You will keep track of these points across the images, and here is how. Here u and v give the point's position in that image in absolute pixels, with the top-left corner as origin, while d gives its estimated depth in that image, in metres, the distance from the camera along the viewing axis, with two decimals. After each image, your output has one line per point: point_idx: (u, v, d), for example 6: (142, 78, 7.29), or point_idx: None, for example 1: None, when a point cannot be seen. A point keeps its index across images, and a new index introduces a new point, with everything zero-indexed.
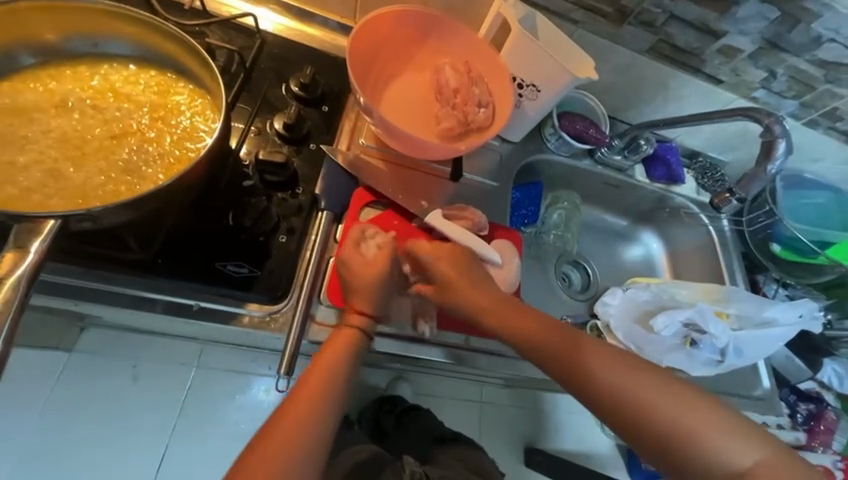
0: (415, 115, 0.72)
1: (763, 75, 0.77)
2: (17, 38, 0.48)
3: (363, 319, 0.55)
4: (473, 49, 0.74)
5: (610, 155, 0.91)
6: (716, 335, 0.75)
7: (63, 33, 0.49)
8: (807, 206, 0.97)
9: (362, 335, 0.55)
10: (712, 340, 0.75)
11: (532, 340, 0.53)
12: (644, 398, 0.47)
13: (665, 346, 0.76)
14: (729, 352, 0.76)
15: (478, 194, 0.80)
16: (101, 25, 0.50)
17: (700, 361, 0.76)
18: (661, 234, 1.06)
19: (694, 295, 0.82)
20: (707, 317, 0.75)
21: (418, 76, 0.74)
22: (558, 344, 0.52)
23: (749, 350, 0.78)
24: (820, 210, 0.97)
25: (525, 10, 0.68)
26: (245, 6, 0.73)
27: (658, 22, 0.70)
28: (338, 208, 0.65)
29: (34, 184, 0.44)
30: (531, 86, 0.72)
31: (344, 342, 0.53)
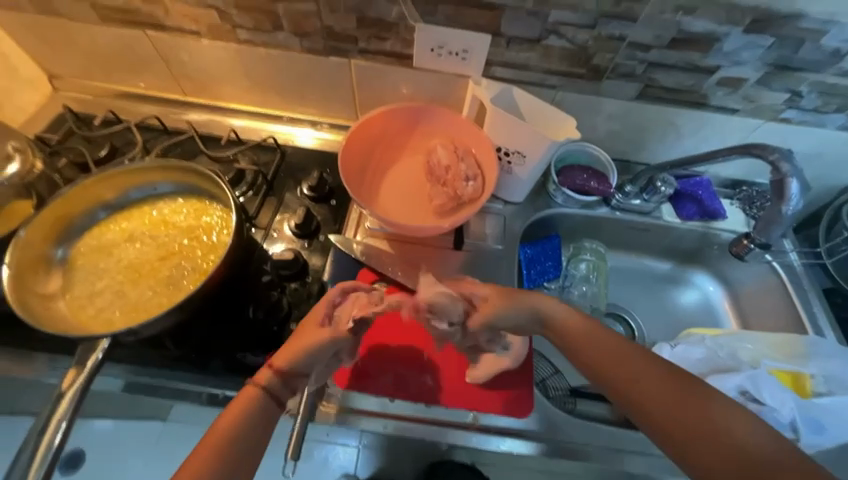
0: (411, 196, 0.79)
1: (785, 96, 0.70)
2: (101, 197, 0.65)
3: (271, 375, 0.56)
4: (458, 130, 0.80)
5: (627, 200, 0.86)
6: (777, 408, 0.62)
7: (131, 186, 0.66)
8: None
9: (267, 396, 0.55)
10: (773, 414, 0.62)
11: (577, 344, 0.59)
12: (636, 380, 0.54)
13: None
14: (802, 428, 0.61)
15: (483, 260, 0.81)
16: (155, 175, 0.66)
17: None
18: (716, 274, 0.94)
19: (746, 341, 0.71)
20: (760, 386, 0.63)
21: (412, 160, 0.82)
22: (602, 346, 0.58)
23: (833, 426, 0.62)
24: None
25: (500, 89, 0.73)
26: (278, 127, 0.90)
27: (637, 71, 0.70)
28: None
29: (106, 305, 0.59)
30: (517, 153, 0.75)
31: (247, 400, 0.54)
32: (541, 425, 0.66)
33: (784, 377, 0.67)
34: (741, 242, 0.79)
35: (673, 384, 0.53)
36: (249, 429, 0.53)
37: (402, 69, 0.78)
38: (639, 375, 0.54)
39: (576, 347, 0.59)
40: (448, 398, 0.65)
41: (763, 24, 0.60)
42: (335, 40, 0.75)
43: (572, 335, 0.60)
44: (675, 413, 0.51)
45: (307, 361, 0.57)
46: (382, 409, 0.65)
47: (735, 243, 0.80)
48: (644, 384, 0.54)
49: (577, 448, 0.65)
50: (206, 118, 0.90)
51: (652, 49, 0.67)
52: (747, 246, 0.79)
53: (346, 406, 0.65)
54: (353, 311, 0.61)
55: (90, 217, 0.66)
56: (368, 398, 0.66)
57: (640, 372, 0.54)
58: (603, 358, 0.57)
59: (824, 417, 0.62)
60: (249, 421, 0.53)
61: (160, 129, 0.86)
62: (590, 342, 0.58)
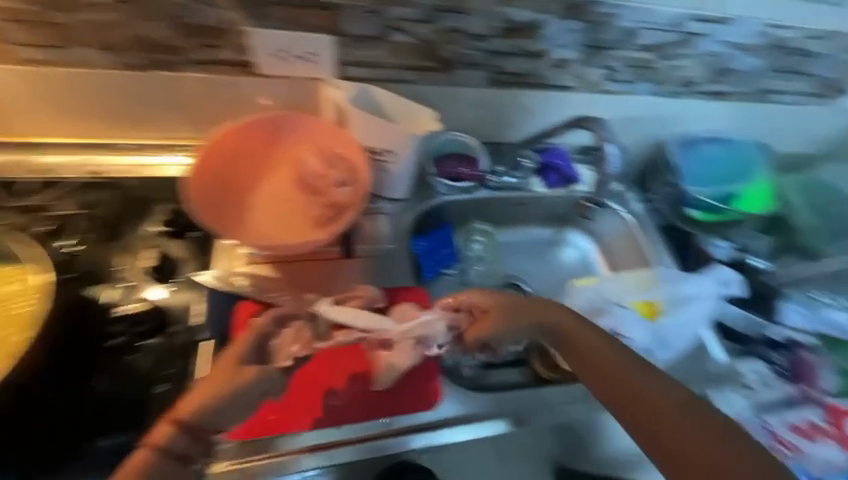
0: (284, 211, 0.74)
1: (603, 71, 0.81)
2: None
3: (177, 434, 0.50)
4: (321, 133, 0.76)
5: (501, 180, 0.92)
6: (634, 336, 0.75)
7: None
8: (709, 162, 0.96)
9: (164, 457, 0.49)
10: (633, 343, 0.75)
11: (595, 362, 0.63)
12: (647, 394, 0.60)
13: None
14: (651, 347, 0.76)
15: (378, 262, 0.81)
16: None
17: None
18: (587, 231, 1.05)
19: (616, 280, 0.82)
20: (623, 323, 0.76)
21: (278, 172, 0.76)
22: (624, 364, 0.62)
23: (673, 339, 0.77)
24: (721, 163, 0.96)
25: (355, 89, 0.72)
26: (107, 157, 0.73)
27: (481, 60, 0.74)
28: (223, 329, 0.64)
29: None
30: (385, 151, 0.75)
31: (138, 464, 0.48)
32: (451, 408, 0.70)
33: (640, 308, 0.79)
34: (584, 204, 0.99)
35: (668, 402, 0.59)
36: None
37: (248, 79, 0.72)
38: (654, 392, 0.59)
39: (586, 364, 0.64)
40: (359, 411, 0.66)
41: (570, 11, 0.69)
42: (158, 53, 0.66)
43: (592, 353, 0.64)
44: (673, 430, 0.57)
45: (217, 408, 0.51)
46: (291, 445, 0.62)
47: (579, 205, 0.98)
48: (648, 395, 0.59)
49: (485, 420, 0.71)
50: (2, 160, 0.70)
51: (488, 38, 0.71)
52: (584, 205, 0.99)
53: (270, 453, 0.62)
54: (292, 350, 0.58)
55: None
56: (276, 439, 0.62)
57: (654, 395, 0.59)
58: (616, 377, 0.61)
59: (666, 332, 0.77)
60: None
61: None
62: (606, 357, 0.63)
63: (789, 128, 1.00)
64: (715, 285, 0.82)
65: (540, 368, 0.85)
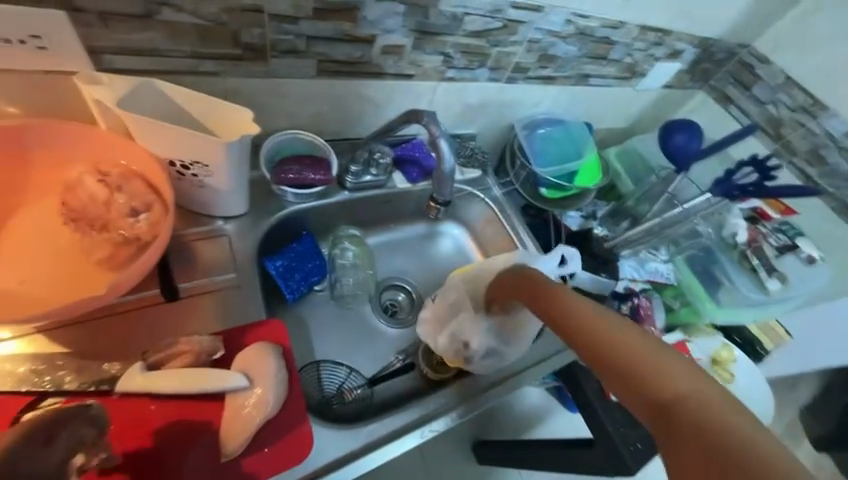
0: (59, 259, 0.55)
1: (440, 58, 0.78)
2: None
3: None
4: (102, 148, 0.58)
5: (359, 179, 0.84)
6: (504, 323, 0.72)
7: None
8: (549, 143, 1.04)
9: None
10: (507, 330, 0.72)
11: (566, 322, 0.49)
12: (605, 343, 0.44)
13: (472, 350, 0.72)
14: (527, 329, 0.73)
15: (213, 298, 0.65)
16: None
17: (482, 362, 0.73)
18: (458, 219, 1.04)
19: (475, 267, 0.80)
20: (474, 325, 0.72)
21: (45, 205, 0.57)
22: (574, 314, 0.49)
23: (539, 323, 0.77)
24: (559, 143, 1.05)
25: (129, 85, 0.54)
26: None
27: (300, 46, 0.63)
28: None
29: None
30: (196, 163, 0.59)
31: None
32: (321, 453, 0.60)
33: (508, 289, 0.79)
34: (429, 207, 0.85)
35: (661, 354, 0.40)
36: None
37: None
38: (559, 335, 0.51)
39: (556, 316, 0.51)
40: None
41: None
42: None
43: (552, 299, 0.54)
44: (648, 365, 0.39)
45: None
46: None
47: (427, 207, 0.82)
48: (600, 332, 0.45)
49: (364, 457, 0.62)
50: None
51: (299, 20, 0.61)
52: (436, 208, 0.81)
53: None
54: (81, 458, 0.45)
55: None
56: None
57: (610, 320, 0.46)
58: (590, 324, 0.47)
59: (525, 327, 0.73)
60: None
61: None
62: (566, 315, 0.50)
63: (606, 107, 1.14)
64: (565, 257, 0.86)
65: (425, 368, 0.82)
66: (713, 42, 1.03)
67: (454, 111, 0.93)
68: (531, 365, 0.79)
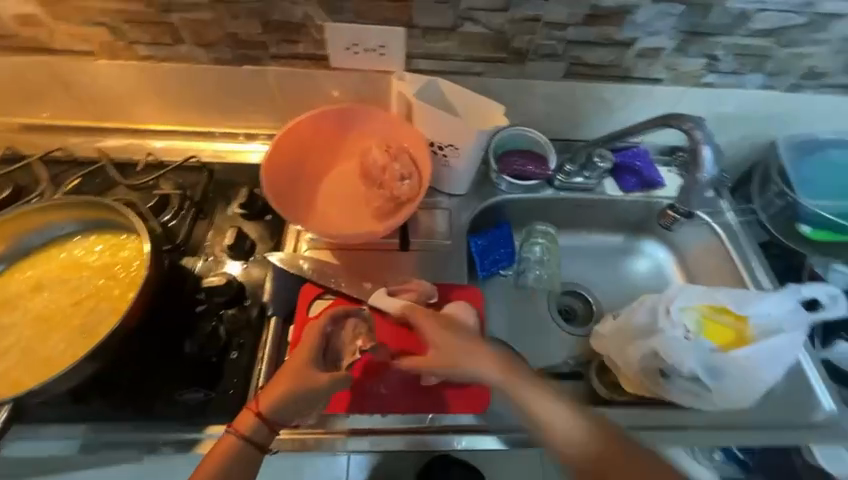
0: (350, 203, 0.76)
1: (703, 61, 0.72)
2: None
3: (255, 422, 0.54)
4: (390, 129, 0.77)
5: (570, 179, 0.85)
6: (682, 362, 0.66)
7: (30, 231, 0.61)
8: (828, 171, 0.82)
9: (248, 444, 0.53)
10: (681, 370, 0.67)
11: None
12: None
13: (633, 375, 0.71)
14: (706, 374, 0.66)
15: (431, 258, 0.79)
16: (46, 217, 0.61)
17: (675, 391, 0.68)
18: (665, 241, 0.93)
19: (677, 295, 0.71)
20: (678, 351, 0.67)
21: (347, 164, 0.78)
22: None
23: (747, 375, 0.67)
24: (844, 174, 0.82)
25: (423, 81, 0.71)
26: (209, 145, 0.84)
27: (559, 51, 0.70)
28: (288, 310, 0.68)
29: (42, 356, 0.55)
30: (450, 146, 0.73)
31: (227, 449, 0.52)
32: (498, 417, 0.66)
33: (709, 328, 0.70)
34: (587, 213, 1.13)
35: None
36: (233, 468, 0.52)
37: (324, 72, 0.75)
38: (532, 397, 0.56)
39: None
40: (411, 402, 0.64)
41: None
42: (245, 47, 0.71)
43: None
44: None
45: (299, 398, 0.55)
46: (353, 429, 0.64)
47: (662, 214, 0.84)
48: None
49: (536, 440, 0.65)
50: (122, 142, 0.82)
51: (567, 27, 0.67)
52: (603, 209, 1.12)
53: (327, 430, 0.63)
54: (357, 344, 0.61)
55: None
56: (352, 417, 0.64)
57: None
58: None
59: (731, 368, 0.67)
60: (232, 466, 0.52)
61: (68, 160, 0.79)
62: None
63: None
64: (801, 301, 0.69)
65: (597, 384, 0.76)
66: None
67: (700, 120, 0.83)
68: (720, 426, 0.68)
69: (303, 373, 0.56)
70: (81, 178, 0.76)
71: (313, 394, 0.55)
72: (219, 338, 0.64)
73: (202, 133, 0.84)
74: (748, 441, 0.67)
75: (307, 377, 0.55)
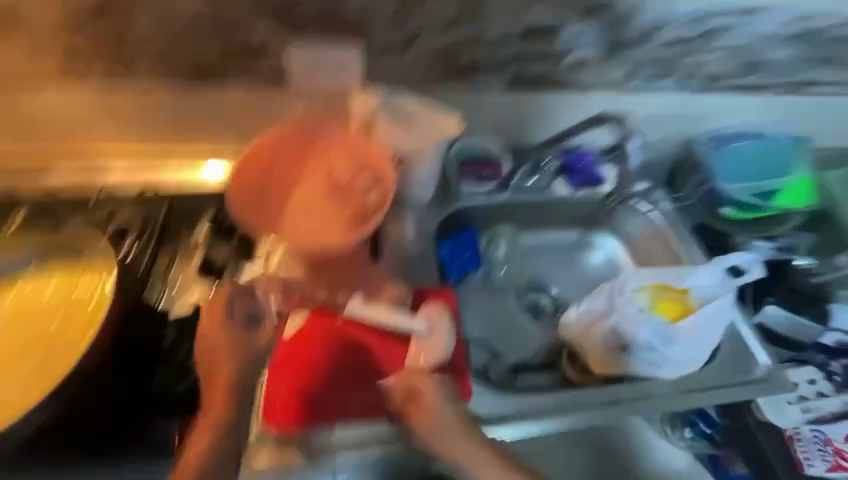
0: (317, 216, 0.74)
1: (622, 71, 0.84)
2: None
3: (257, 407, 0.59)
4: (352, 143, 0.77)
5: (523, 182, 0.91)
6: (549, 313, 0.94)
7: None
8: (737, 157, 0.93)
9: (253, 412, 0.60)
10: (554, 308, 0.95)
11: None
12: None
13: (596, 313, 0.78)
14: (574, 282, 0.99)
15: (400, 263, 0.81)
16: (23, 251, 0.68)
17: (638, 363, 0.73)
18: (614, 232, 0.99)
19: (582, 255, 1.01)
20: (632, 324, 0.74)
21: (312, 176, 0.76)
22: None
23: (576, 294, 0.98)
24: (758, 161, 0.92)
25: (381, 97, 0.77)
26: (171, 173, 0.83)
27: (500, 64, 0.80)
28: None
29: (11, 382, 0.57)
30: (410, 156, 0.78)
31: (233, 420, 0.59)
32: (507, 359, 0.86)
33: (656, 302, 0.77)
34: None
35: None
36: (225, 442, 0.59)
37: (285, 96, 0.83)
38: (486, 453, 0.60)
39: None
40: (369, 407, 0.65)
41: (602, 88, 0.87)
42: None
43: None
44: None
45: None
46: (360, 433, 0.65)
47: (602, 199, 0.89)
48: None
49: (521, 378, 0.82)
50: (76, 178, 0.80)
51: (507, 42, 0.78)
52: None
53: (338, 441, 0.64)
54: None
55: None
56: (353, 427, 0.65)
57: None
58: None
59: (680, 336, 0.74)
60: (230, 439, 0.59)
61: (14, 198, 0.75)
62: None
63: (817, 117, 0.97)
64: (647, 209, 0.95)
65: (569, 370, 0.81)
66: None
67: (663, 104, 0.91)
68: (687, 390, 0.73)
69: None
70: (28, 216, 0.73)
71: None
72: (186, 371, 0.64)
73: (171, 162, 0.84)
74: (719, 398, 0.72)
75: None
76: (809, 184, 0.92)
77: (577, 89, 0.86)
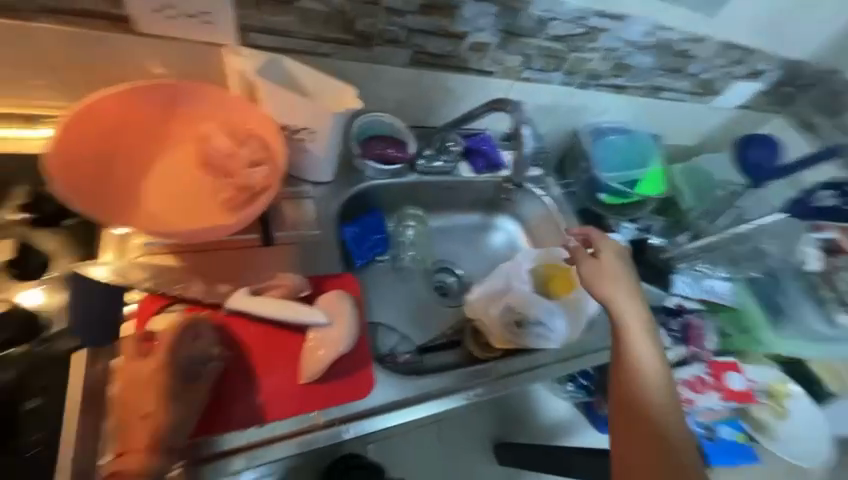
0: (188, 196, 0.65)
1: (520, 58, 0.86)
2: None
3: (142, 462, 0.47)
4: (230, 108, 0.67)
5: (430, 164, 0.90)
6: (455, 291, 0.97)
7: None
8: (610, 150, 1.07)
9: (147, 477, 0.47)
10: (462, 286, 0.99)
11: None
12: None
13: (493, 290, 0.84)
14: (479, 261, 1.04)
15: (296, 250, 0.72)
16: None
17: (531, 338, 0.78)
18: (513, 215, 1.06)
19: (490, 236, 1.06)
20: (529, 301, 0.80)
21: (181, 151, 0.66)
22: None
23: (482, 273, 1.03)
24: (625, 152, 1.08)
25: (264, 58, 0.65)
26: None
27: (402, 37, 0.74)
28: (95, 334, 0.54)
29: None
30: (304, 129, 0.69)
31: None
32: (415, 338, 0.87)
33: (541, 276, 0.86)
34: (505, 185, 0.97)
35: None
36: None
37: (133, 39, 0.62)
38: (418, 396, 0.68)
39: None
40: (268, 411, 0.58)
41: (503, 74, 0.89)
42: None
43: None
44: None
45: (178, 417, 0.50)
46: (247, 441, 0.57)
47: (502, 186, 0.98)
48: None
49: (427, 359, 0.83)
50: None
51: (406, 14, 0.71)
52: (510, 188, 0.98)
53: (222, 451, 0.56)
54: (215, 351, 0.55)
55: None
56: (235, 434, 0.57)
57: None
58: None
59: (563, 308, 0.82)
60: None
61: None
62: None
63: (666, 117, 1.15)
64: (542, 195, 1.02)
65: (473, 347, 0.84)
66: (798, 64, 1.06)
67: (553, 95, 0.98)
68: (572, 358, 0.80)
69: (168, 395, 0.50)
70: None
71: (187, 406, 0.51)
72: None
73: None
74: (600, 361, 0.82)
75: (179, 398, 0.51)
76: (658, 176, 1.08)
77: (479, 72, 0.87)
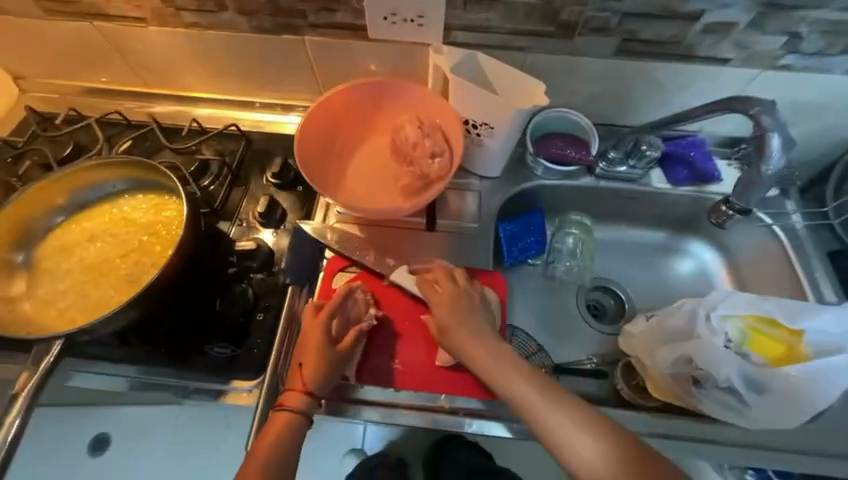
0: (378, 179, 0.75)
1: (783, 39, 0.64)
2: (49, 206, 0.64)
3: (302, 398, 0.59)
4: (425, 102, 0.75)
5: (612, 168, 0.79)
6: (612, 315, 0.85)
7: (78, 189, 0.65)
8: None
9: (300, 415, 0.58)
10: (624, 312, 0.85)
11: None
12: None
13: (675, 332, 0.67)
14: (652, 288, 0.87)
15: (455, 241, 0.76)
16: (105, 174, 0.66)
17: (709, 404, 0.62)
18: (713, 241, 0.86)
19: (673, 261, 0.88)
20: (715, 359, 0.62)
21: (379, 139, 0.77)
22: None
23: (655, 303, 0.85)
24: None
25: (460, 54, 0.67)
26: (256, 113, 0.87)
27: (611, 24, 0.65)
28: (298, 274, 0.69)
29: (94, 292, 0.60)
30: (485, 124, 0.70)
31: (282, 424, 0.57)
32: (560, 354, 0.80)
33: (754, 334, 0.65)
34: (720, 208, 0.74)
35: None
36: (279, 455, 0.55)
37: (362, 43, 0.73)
38: (572, 438, 0.52)
39: None
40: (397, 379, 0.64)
41: (746, 61, 0.68)
42: (283, 16, 0.70)
43: None
44: None
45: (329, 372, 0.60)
46: (385, 398, 0.65)
47: (713, 210, 0.75)
48: None
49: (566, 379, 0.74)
50: (172, 108, 0.87)
51: None
52: (727, 214, 0.73)
53: (364, 399, 0.64)
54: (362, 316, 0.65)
55: (39, 226, 0.65)
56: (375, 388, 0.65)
57: None
58: None
59: (777, 386, 0.61)
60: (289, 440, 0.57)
61: (122, 122, 0.83)
62: None
63: None
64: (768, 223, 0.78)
65: (621, 384, 0.70)
66: None
67: (826, 90, 0.71)
68: (756, 445, 0.64)
69: (325, 352, 0.61)
70: (133, 140, 0.81)
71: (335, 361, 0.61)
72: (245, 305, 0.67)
73: (256, 102, 0.87)
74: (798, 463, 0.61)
75: (328, 352, 0.61)
76: None
77: (710, 59, 0.69)
